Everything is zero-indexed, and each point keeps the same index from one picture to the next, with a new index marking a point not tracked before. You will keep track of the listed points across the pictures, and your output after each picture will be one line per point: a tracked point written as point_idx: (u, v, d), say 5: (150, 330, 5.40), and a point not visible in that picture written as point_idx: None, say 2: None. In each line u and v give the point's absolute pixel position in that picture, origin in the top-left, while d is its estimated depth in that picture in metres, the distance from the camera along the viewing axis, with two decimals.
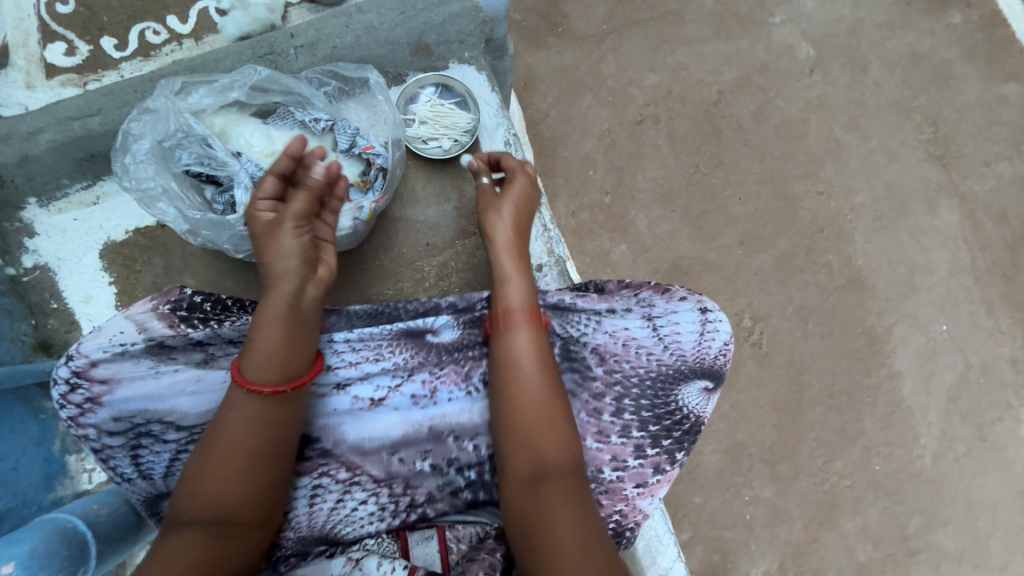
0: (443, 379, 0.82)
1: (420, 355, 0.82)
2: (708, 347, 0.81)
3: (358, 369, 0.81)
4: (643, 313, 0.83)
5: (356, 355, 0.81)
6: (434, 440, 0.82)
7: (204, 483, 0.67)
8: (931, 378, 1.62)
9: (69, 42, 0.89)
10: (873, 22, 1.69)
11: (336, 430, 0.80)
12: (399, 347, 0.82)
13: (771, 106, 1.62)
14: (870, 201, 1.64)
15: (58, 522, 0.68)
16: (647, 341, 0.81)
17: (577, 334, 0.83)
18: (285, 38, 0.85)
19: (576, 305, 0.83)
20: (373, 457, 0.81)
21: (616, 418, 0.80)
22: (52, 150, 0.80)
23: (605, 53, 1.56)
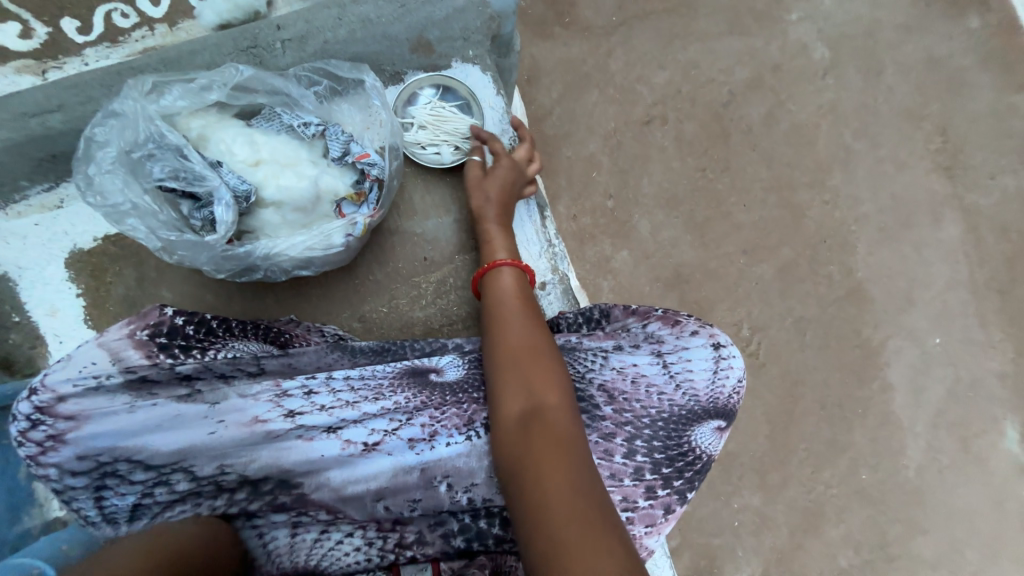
0: (445, 422, 0.73)
1: (423, 394, 0.75)
2: (723, 385, 0.78)
3: (355, 410, 0.72)
4: (653, 348, 0.80)
5: (354, 394, 0.73)
6: (425, 487, 0.72)
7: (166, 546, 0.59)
8: (922, 391, 1.63)
9: (23, 22, 0.79)
10: (891, 24, 1.62)
11: (321, 475, 0.70)
12: (401, 387, 0.75)
13: (782, 109, 1.56)
14: (875, 211, 1.61)
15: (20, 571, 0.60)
16: (658, 378, 0.78)
17: (584, 370, 0.78)
18: (271, 30, 0.78)
19: (581, 343, 0.80)
20: (357, 503, 0.71)
21: (628, 460, 0.74)
22: (7, 150, 0.74)
23: (613, 47, 1.48)
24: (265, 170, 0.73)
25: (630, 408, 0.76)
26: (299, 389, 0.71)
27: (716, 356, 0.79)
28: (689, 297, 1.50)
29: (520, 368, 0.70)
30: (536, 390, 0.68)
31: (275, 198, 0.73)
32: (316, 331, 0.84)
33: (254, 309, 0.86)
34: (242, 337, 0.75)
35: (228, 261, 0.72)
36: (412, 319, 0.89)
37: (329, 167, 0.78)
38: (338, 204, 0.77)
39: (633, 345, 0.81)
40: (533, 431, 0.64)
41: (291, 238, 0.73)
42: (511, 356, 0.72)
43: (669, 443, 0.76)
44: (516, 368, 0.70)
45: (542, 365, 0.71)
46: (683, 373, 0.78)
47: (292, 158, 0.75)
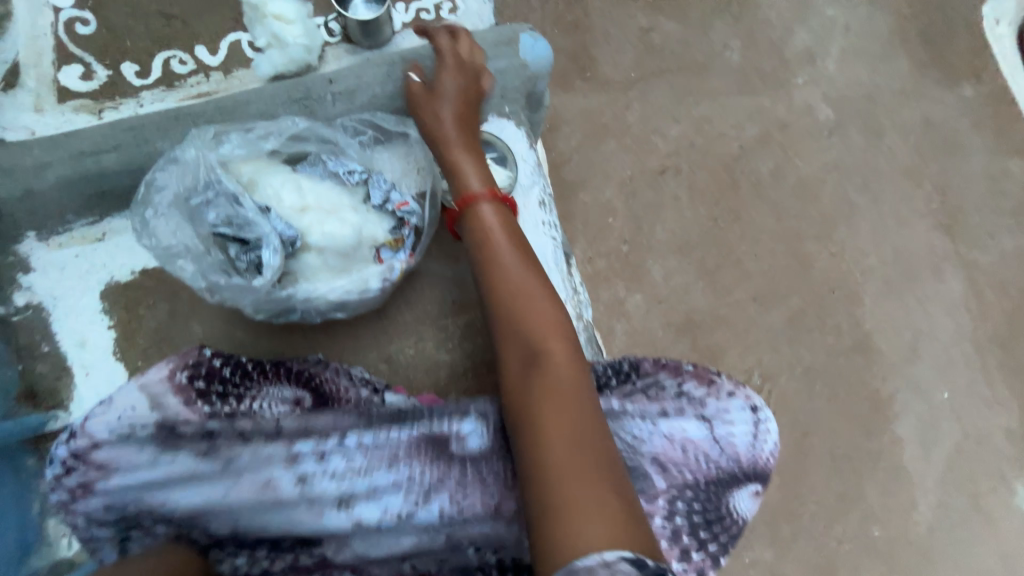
0: (464, 495, 0.72)
1: (441, 463, 0.73)
2: (763, 449, 0.81)
3: (367, 478, 0.71)
4: (697, 412, 0.81)
5: (367, 460, 0.72)
6: (450, 551, 0.72)
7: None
8: (930, 445, 1.63)
9: (85, 65, 0.99)
10: (891, 90, 1.71)
11: (341, 540, 0.70)
12: (417, 453, 0.74)
13: (790, 165, 1.63)
14: (879, 264, 1.65)
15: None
16: (705, 445, 0.80)
17: (631, 439, 0.79)
18: (323, 83, 0.87)
19: (625, 409, 0.81)
20: (381, 566, 0.71)
21: (669, 522, 0.78)
22: (57, 183, 0.91)
23: (630, 101, 1.55)
24: (311, 217, 0.79)
25: (673, 474, 0.78)
26: (313, 452, 0.71)
27: (757, 422, 0.81)
28: (700, 343, 1.52)
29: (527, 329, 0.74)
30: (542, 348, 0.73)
31: (319, 245, 0.78)
32: (344, 373, 0.85)
33: (280, 343, 0.90)
34: (276, 381, 0.81)
35: (268, 302, 0.78)
36: (438, 361, 0.90)
37: (369, 214, 0.82)
38: (377, 250, 0.80)
39: (677, 409, 0.82)
40: (541, 386, 0.70)
41: (331, 283, 0.78)
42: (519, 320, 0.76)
43: (709, 507, 0.79)
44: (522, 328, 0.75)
45: (546, 325, 0.75)
46: (726, 437, 0.80)
47: (336, 204, 0.81)
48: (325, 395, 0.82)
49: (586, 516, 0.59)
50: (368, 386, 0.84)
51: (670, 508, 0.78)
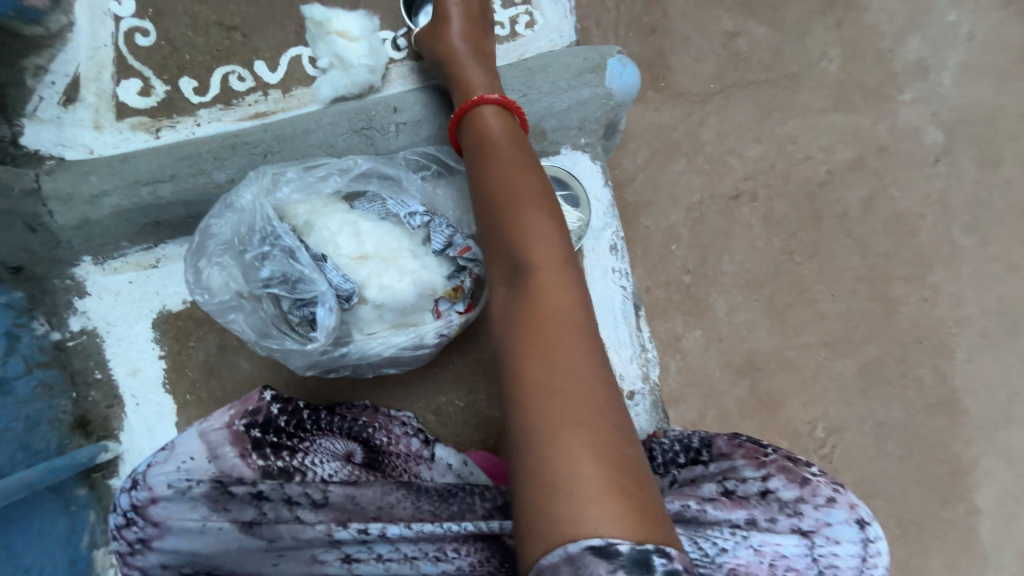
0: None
1: (495, 561, 0.66)
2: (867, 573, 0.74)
3: (413, 568, 0.65)
4: (792, 523, 0.76)
5: (414, 549, 0.66)
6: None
7: None
8: (1012, 519, 1.46)
9: (144, 80, 1.00)
10: (1016, 112, 1.48)
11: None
12: (467, 548, 0.66)
13: (884, 195, 1.45)
14: (979, 314, 1.46)
15: None
16: (799, 562, 0.74)
17: (712, 548, 0.74)
18: (387, 113, 0.90)
19: (705, 512, 0.77)
20: None
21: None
22: (112, 214, 0.96)
23: (707, 116, 1.40)
24: (369, 267, 0.78)
25: None
26: (355, 535, 0.65)
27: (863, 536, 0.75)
28: (760, 388, 1.40)
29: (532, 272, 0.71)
30: (544, 290, 0.69)
31: (377, 298, 0.77)
32: (398, 422, 0.83)
33: (336, 385, 0.96)
34: (329, 436, 0.76)
35: (319, 359, 0.79)
36: (490, 416, 0.96)
37: (429, 258, 0.80)
38: (438, 300, 0.80)
39: (768, 516, 0.77)
40: (537, 328, 0.67)
41: (388, 335, 0.79)
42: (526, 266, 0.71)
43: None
44: (526, 270, 0.71)
45: (553, 272, 0.70)
46: (825, 556, 0.75)
47: (394, 251, 0.79)
48: (377, 447, 0.78)
49: (564, 467, 0.58)
50: (419, 436, 0.82)
51: None
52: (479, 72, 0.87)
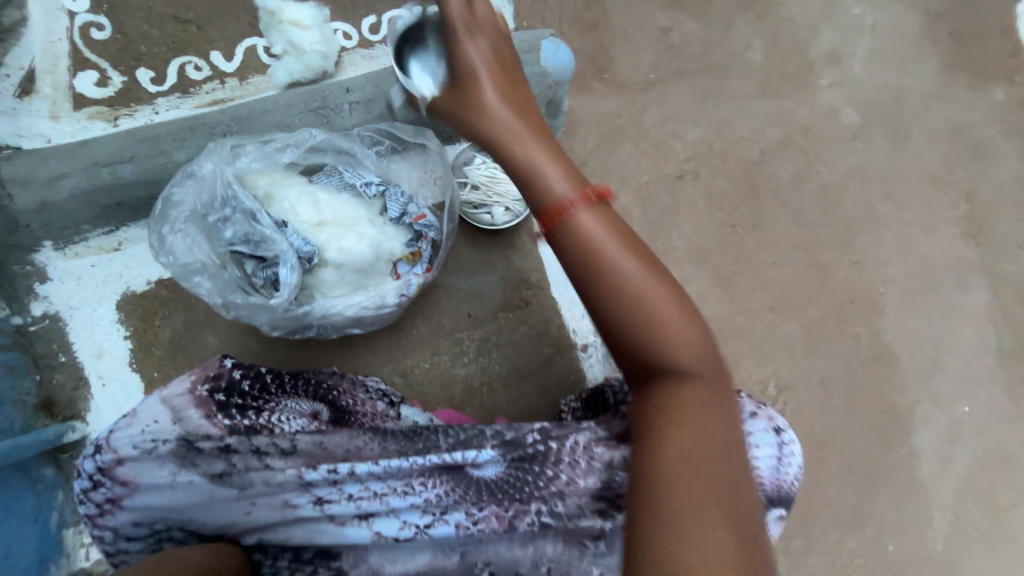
0: (479, 524, 0.73)
1: (459, 489, 0.73)
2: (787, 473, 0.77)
3: (383, 503, 0.71)
4: None
5: (383, 486, 0.72)
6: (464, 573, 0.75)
7: None
8: (949, 460, 1.59)
9: (101, 72, 1.02)
10: (918, 92, 1.66)
11: (361, 552, 0.73)
12: (433, 481, 0.73)
13: (811, 170, 1.59)
14: (902, 274, 1.61)
15: None
16: None
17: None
18: (341, 92, 0.88)
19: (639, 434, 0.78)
20: None
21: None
22: (72, 196, 0.96)
23: (648, 103, 1.52)
24: (327, 233, 0.81)
25: None
26: (326, 477, 0.70)
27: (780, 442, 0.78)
28: None
29: (659, 350, 0.68)
30: (670, 362, 0.68)
31: (337, 260, 0.81)
32: (360, 386, 0.88)
33: (297, 356, 0.96)
34: (293, 396, 0.79)
35: (284, 320, 0.82)
36: (454, 375, 0.99)
37: (387, 227, 0.84)
38: (394, 264, 0.83)
39: None
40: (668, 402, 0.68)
41: (347, 299, 0.81)
42: (644, 342, 0.68)
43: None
44: (651, 348, 0.68)
45: (678, 340, 0.68)
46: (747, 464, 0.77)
47: (351, 218, 0.83)
48: (343, 407, 0.82)
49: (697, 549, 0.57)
50: (384, 398, 0.86)
51: None
52: (531, 124, 0.73)
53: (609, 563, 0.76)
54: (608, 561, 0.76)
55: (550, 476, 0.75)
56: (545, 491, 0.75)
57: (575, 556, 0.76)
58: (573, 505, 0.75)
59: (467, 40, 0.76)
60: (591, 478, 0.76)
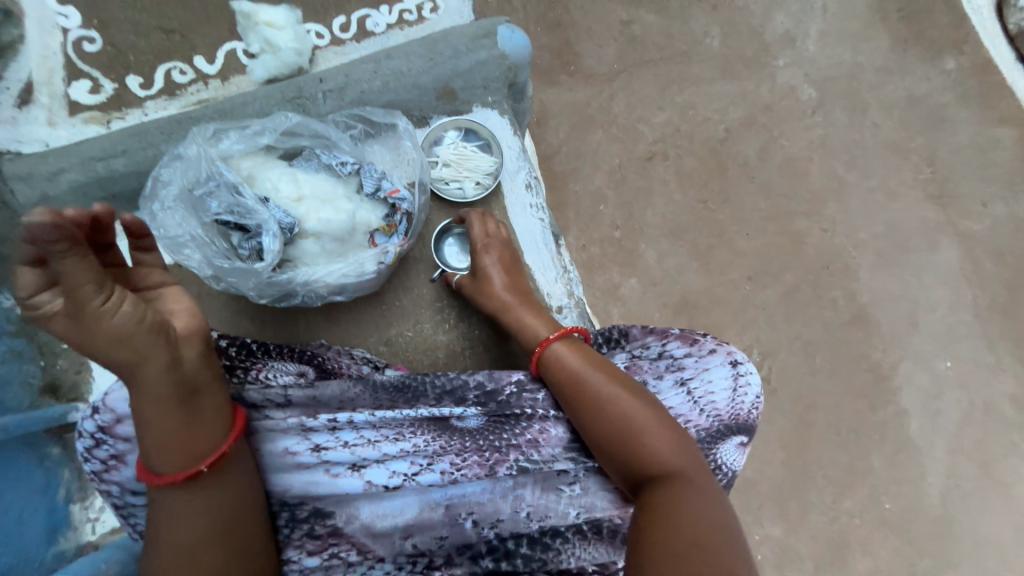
0: (466, 469, 0.76)
1: (443, 437, 0.77)
2: (742, 400, 0.84)
3: (375, 450, 0.75)
4: (674, 375, 0.86)
5: (375, 434, 0.75)
6: (450, 524, 0.76)
7: (162, 554, 0.63)
8: (937, 416, 1.62)
9: (94, 80, 1.02)
10: (871, 66, 1.74)
11: (350, 508, 0.74)
12: (422, 429, 0.77)
13: (776, 145, 1.66)
14: (872, 238, 1.67)
15: (92, 566, 0.71)
16: (683, 407, 0.84)
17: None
18: (315, 83, 0.98)
19: None
20: (384, 540, 0.75)
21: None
22: (71, 189, 0.93)
23: (615, 91, 1.60)
24: (307, 205, 0.88)
25: None
26: (324, 425, 0.74)
27: (734, 374, 0.84)
28: (697, 323, 1.54)
29: (639, 450, 0.74)
30: (653, 459, 0.73)
31: (316, 229, 0.88)
32: (346, 353, 0.91)
33: (286, 333, 0.98)
34: (279, 356, 0.81)
35: (270, 287, 0.87)
36: (437, 341, 1.01)
37: (363, 202, 0.92)
38: (371, 235, 0.91)
39: (656, 375, 0.87)
40: (660, 500, 0.69)
41: (329, 266, 0.87)
42: (622, 443, 0.75)
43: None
44: (626, 446, 0.74)
45: (652, 433, 0.74)
46: (703, 396, 0.84)
47: (329, 193, 0.90)
48: (328, 369, 0.85)
49: None
50: (369, 363, 0.90)
51: None
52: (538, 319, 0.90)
53: (588, 504, 0.79)
54: (587, 502, 0.80)
55: (525, 423, 0.80)
56: (521, 440, 0.78)
57: (554, 501, 0.79)
58: (549, 453, 0.79)
59: (485, 251, 0.96)
60: (561, 426, 0.81)
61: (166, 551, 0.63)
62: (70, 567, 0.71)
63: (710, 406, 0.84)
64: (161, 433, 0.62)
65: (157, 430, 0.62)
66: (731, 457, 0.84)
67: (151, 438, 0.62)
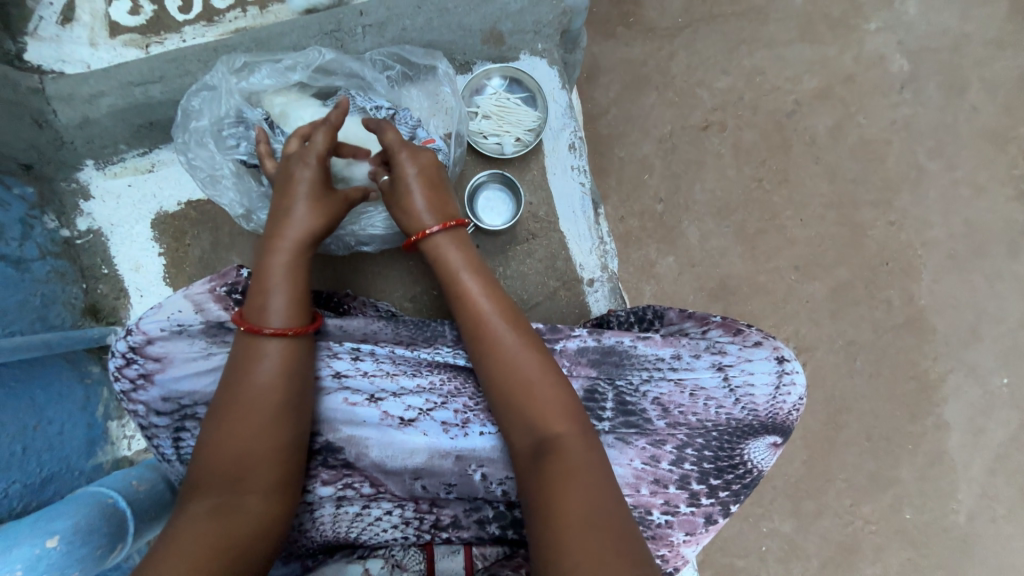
0: (478, 411, 0.78)
1: (457, 379, 0.80)
2: (783, 401, 0.78)
3: (393, 381, 0.78)
4: (713, 359, 0.80)
5: (393, 367, 0.79)
6: (460, 473, 0.77)
7: (228, 437, 0.67)
8: (981, 433, 1.51)
9: (134, 0, 0.99)
10: (981, 38, 1.50)
11: (362, 444, 0.76)
12: (438, 368, 0.80)
13: (851, 123, 1.49)
14: (945, 237, 1.50)
15: (124, 481, 0.77)
16: (718, 392, 0.79)
17: (637, 381, 0.80)
18: (354, 15, 0.90)
19: (637, 348, 0.81)
20: (396, 478, 0.77)
21: (675, 467, 0.77)
22: (111, 115, 0.93)
23: (677, 49, 1.45)
24: None
25: (685, 421, 0.78)
26: (347, 353, 0.78)
27: (778, 371, 0.79)
28: (734, 311, 1.46)
29: (529, 406, 0.70)
30: (542, 422, 0.69)
31: (343, 177, 0.88)
32: (371, 306, 0.89)
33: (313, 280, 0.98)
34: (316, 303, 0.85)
35: None
36: None
37: None
38: None
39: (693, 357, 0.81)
40: (550, 468, 0.66)
41: (354, 215, 0.90)
42: (510, 394, 0.72)
43: (721, 454, 0.77)
44: (518, 403, 0.71)
45: (541, 383, 0.71)
46: (741, 387, 0.79)
47: (362, 139, 0.88)
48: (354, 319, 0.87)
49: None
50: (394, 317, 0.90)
51: (679, 450, 0.77)
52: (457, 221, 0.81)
53: None
54: None
55: None
56: None
57: None
58: None
59: (409, 159, 0.81)
60: (578, 381, 0.80)
61: (239, 422, 0.67)
62: (106, 479, 0.78)
63: (746, 399, 0.80)
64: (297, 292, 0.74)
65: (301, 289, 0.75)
66: (758, 455, 0.79)
67: (290, 295, 0.74)
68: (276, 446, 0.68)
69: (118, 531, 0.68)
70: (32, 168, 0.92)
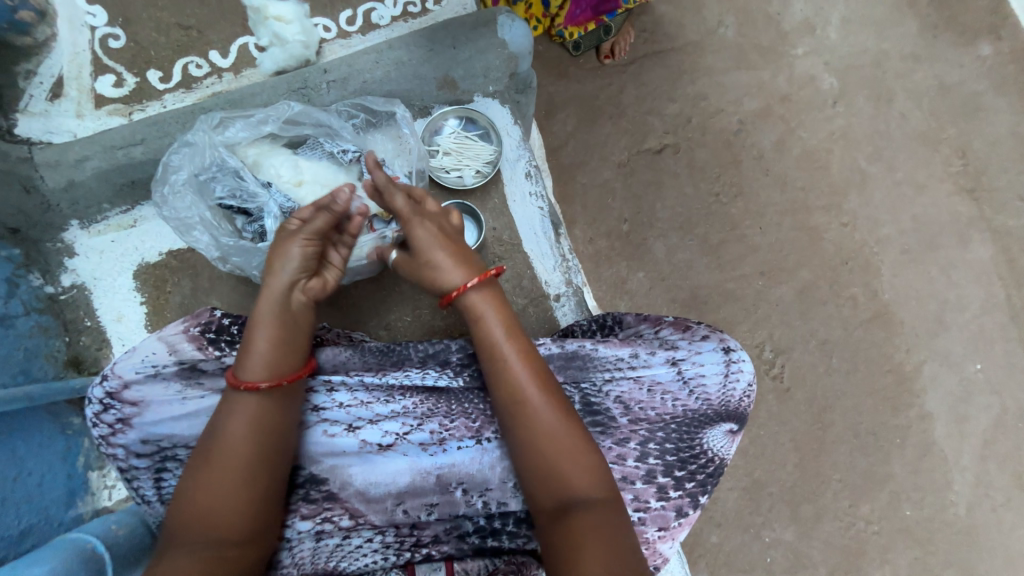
0: (453, 429, 0.80)
1: (429, 401, 0.81)
2: (733, 388, 0.83)
3: (368, 410, 0.80)
4: (667, 355, 0.84)
5: (367, 395, 0.80)
6: (442, 491, 0.79)
7: (200, 495, 0.68)
8: (965, 421, 1.53)
9: (118, 74, 1.07)
10: (898, 54, 1.66)
11: (344, 473, 0.78)
12: (410, 392, 0.81)
13: (793, 137, 1.61)
14: (897, 233, 1.59)
15: (102, 527, 0.78)
16: (673, 386, 0.83)
17: (599, 382, 0.83)
18: (319, 73, 1.02)
19: (597, 351, 0.84)
20: (378, 505, 0.78)
21: (641, 463, 0.81)
22: (95, 177, 0.99)
23: (625, 83, 1.58)
24: (306, 189, 0.93)
25: (645, 417, 0.82)
26: (320, 388, 0.80)
27: (726, 361, 0.83)
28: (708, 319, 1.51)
29: (556, 464, 0.72)
30: (568, 480, 0.71)
31: None
32: (345, 336, 0.93)
33: None
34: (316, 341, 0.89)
35: None
36: (434, 326, 1.06)
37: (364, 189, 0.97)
38: (370, 221, 0.96)
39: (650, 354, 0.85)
40: (576, 527, 0.68)
41: None
42: (535, 452, 0.72)
43: (681, 445, 0.81)
44: (546, 461, 0.72)
45: (565, 441, 0.72)
46: (695, 379, 0.83)
47: (329, 179, 0.95)
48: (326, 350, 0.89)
49: None
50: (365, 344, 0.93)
51: (643, 446, 0.82)
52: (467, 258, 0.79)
53: None
54: None
55: None
56: None
57: None
58: None
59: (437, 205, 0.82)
60: None
61: (221, 485, 0.68)
62: (85, 527, 0.79)
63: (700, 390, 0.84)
64: (262, 349, 0.73)
65: (265, 343, 0.74)
66: (717, 444, 0.83)
67: (253, 352, 0.73)
68: (261, 495, 0.70)
69: (98, 574, 0.68)
70: (19, 231, 0.97)
